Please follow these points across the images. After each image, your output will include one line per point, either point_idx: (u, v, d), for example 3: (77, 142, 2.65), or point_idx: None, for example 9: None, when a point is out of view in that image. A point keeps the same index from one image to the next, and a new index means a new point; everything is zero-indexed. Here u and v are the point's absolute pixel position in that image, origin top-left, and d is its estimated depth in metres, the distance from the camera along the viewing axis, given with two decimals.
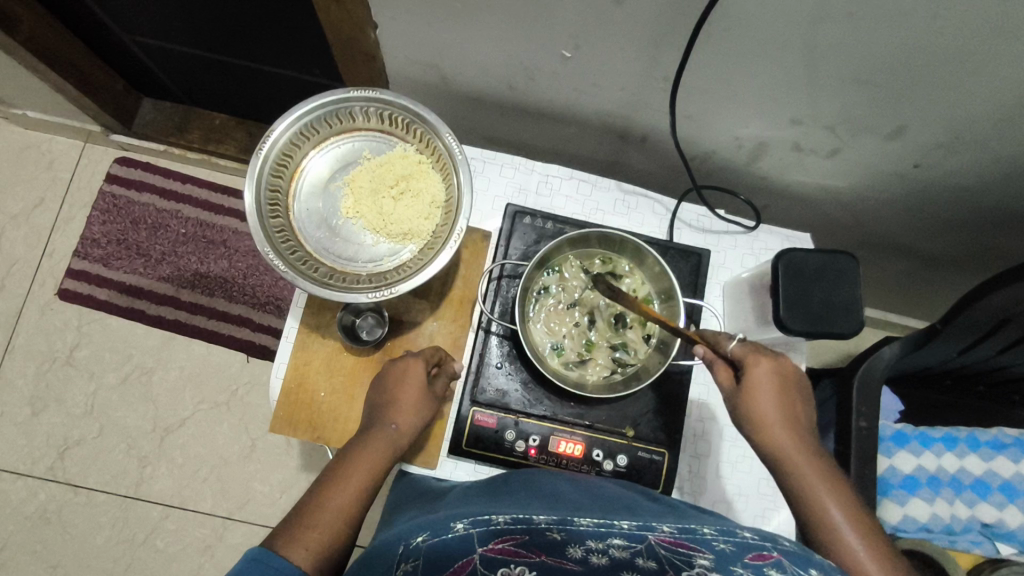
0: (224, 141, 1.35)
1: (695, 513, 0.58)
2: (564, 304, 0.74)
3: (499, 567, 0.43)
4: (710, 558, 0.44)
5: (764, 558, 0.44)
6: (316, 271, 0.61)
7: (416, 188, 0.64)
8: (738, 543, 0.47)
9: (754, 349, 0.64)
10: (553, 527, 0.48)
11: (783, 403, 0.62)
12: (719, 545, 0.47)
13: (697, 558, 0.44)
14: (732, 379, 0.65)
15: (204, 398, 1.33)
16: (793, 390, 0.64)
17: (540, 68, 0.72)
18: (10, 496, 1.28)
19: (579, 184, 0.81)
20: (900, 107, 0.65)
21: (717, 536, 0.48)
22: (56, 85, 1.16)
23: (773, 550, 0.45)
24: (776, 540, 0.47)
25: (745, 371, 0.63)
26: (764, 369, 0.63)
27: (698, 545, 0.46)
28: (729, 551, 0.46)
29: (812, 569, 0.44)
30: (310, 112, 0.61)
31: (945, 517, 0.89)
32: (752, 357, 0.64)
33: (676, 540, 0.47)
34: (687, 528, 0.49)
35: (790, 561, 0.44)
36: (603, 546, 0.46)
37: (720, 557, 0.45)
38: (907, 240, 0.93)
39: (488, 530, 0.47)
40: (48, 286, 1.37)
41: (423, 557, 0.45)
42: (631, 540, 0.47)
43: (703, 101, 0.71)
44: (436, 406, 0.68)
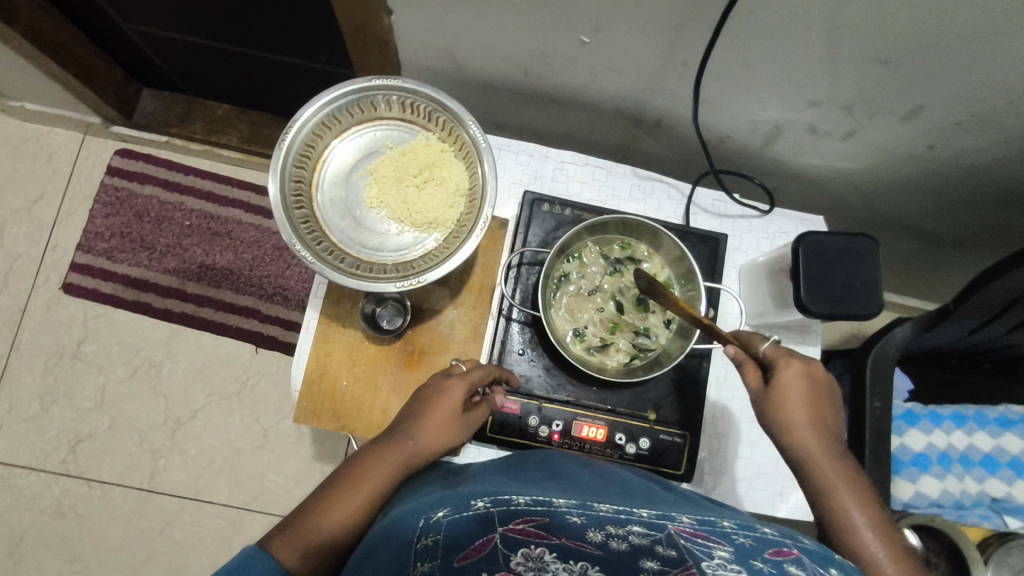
0: (227, 132, 1.34)
1: (714, 507, 0.58)
2: (584, 290, 0.74)
3: (518, 548, 0.43)
4: (729, 550, 0.44)
5: (784, 554, 0.43)
6: (343, 262, 0.61)
7: (440, 177, 0.64)
8: (758, 538, 0.46)
9: (786, 351, 0.63)
10: (573, 511, 0.48)
11: (812, 407, 0.61)
12: (739, 538, 0.46)
13: (716, 549, 0.44)
14: (761, 380, 0.64)
15: (214, 389, 1.33)
16: (822, 396, 0.62)
17: (557, 53, 0.72)
18: (23, 491, 1.28)
19: (594, 170, 0.81)
20: (918, 87, 0.65)
21: (737, 530, 0.48)
22: (56, 76, 1.14)
23: (794, 548, 0.45)
24: (796, 538, 0.47)
25: (775, 372, 0.62)
26: (794, 371, 0.62)
27: (718, 537, 0.46)
28: (749, 544, 0.45)
29: (830, 568, 0.44)
30: (332, 101, 0.60)
31: (955, 492, 0.91)
32: (784, 359, 0.62)
33: (694, 530, 0.47)
34: (707, 520, 0.49)
35: (811, 560, 0.44)
36: (622, 532, 0.46)
37: (740, 550, 0.44)
38: (915, 220, 0.94)
39: (506, 510, 0.48)
40: (53, 281, 1.36)
41: (442, 535, 0.47)
42: (651, 528, 0.47)
43: (721, 85, 0.71)
44: (472, 428, 0.65)
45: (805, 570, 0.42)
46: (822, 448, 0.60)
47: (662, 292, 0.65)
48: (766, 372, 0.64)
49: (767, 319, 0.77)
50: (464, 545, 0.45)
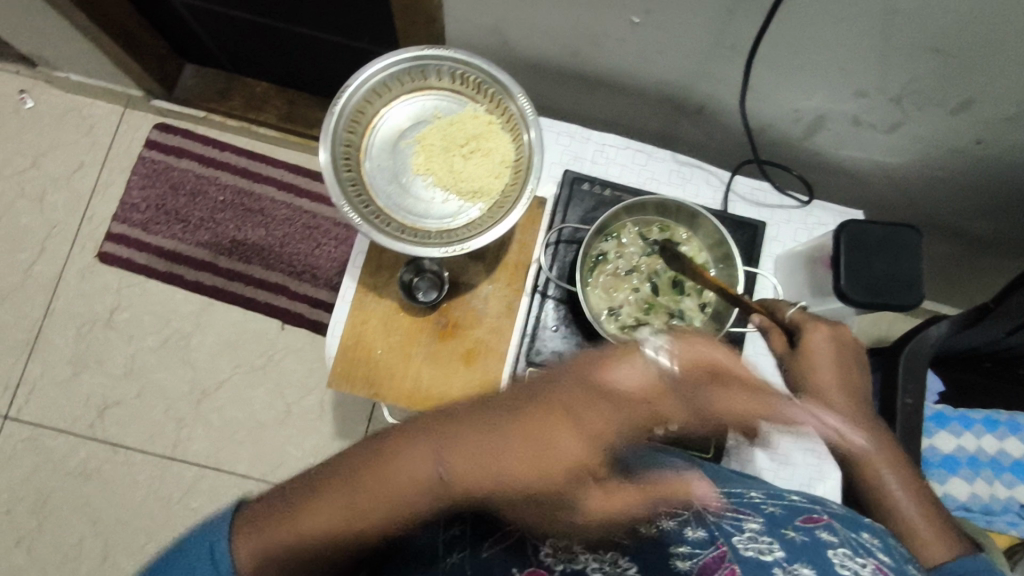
0: (265, 109, 1.38)
1: (734, 477, 0.63)
2: (621, 270, 0.74)
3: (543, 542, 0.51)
4: (760, 522, 0.53)
5: (814, 522, 0.54)
6: (389, 226, 0.62)
7: (487, 148, 0.65)
8: (784, 506, 0.56)
9: (813, 316, 0.65)
10: None
11: (840, 371, 0.64)
12: (768, 508, 0.56)
13: (747, 521, 0.54)
14: (786, 345, 0.66)
15: (240, 362, 1.35)
16: (849, 357, 0.65)
17: (604, 34, 0.72)
18: (51, 452, 1.31)
19: (634, 153, 0.81)
20: (970, 80, 0.64)
21: (765, 500, 0.57)
22: (105, 46, 1.16)
23: (821, 514, 0.55)
24: (823, 504, 0.58)
25: (802, 335, 0.64)
26: (820, 335, 0.64)
27: (747, 509, 0.55)
28: (778, 514, 0.55)
29: (859, 531, 0.54)
30: (385, 68, 0.61)
31: (984, 496, 0.90)
32: (813, 325, 0.65)
33: (725, 503, 0.56)
34: (737, 492, 0.58)
35: (838, 523, 0.55)
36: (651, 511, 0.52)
37: (771, 521, 0.54)
38: (952, 219, 0.93)
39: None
40: (88, 249, 1.38)
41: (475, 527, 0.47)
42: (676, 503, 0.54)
43: (768, 73, 0.71)
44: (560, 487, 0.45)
45: (834, 535, 0.52)
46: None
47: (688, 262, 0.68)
48: (791, 337, 0.66)
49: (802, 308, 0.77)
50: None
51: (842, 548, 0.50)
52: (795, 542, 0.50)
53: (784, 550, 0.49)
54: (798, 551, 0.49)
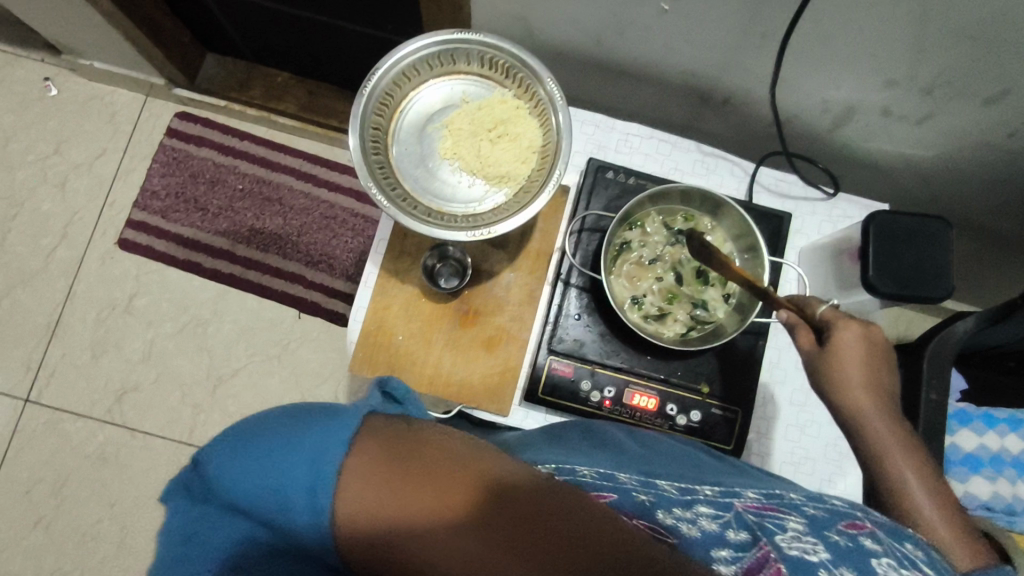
0: (284, 98, 1.37)
1: (762, 475, 0.59)
2: (645, 259, 0.74)
3: None
4: (803, 522, 0.47)
5: (858, 527, 0.47)
6: (416, 209, 0.62)
7: (514, 133, 0.65)
8: (828, 509, 0.49)
9: (845, 314, 0.61)
10: (641, 490, 0.49)
11: (869, 371, 0.60)
12: (809, 510, 0.49)
13: (788, 521, 0.47)
14: (814, 341, 0.62)
15: (256, 350, 1.36)
16: (880, 362, 0.60)
17: (633, 21, 0.71)
18: (70, 436, 1.32)
19: (658, 143, 0.81)
20: (1006, 71, 0.63)
21: (806, 502, 0.50)
22: (129, 34, 1.17)
23: (865, 520, 0.48)
24: (864, 509, 0.50)
25: (832, 333, 0.60)
26: (852, 335, 0.60)
27: (788, 510, 0.49)
28: (821, 517, 0.48)
29: (906, 542, 0.47)
30: (415, 52, 0.61)
31: (1007, 496, 0.89)
32: (852, 329, 0.60)
33: (762, 505, 0.49)
34: (773, 493, 0.51)
35: (884, 532, 0.47)
36: (691, 515, 0.47)
37: (813, 522, 0.47)
38: (979, 215, 0.92)
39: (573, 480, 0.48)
40: (109, 236, 1.40)
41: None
42: (718, 508, 0.49)
43: (798, 62, 0.70)
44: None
45: (881, 545, 0.45)
46: (882, 426, 0.60)
47: (714, 254, 0.64)
48: (821, 334, 0.62)
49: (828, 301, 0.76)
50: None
51: (887, 560, 0.44)
52: (841, 546, 0.44)
53: (829, 552, 0.44)
54: (843, 556, 0.43)
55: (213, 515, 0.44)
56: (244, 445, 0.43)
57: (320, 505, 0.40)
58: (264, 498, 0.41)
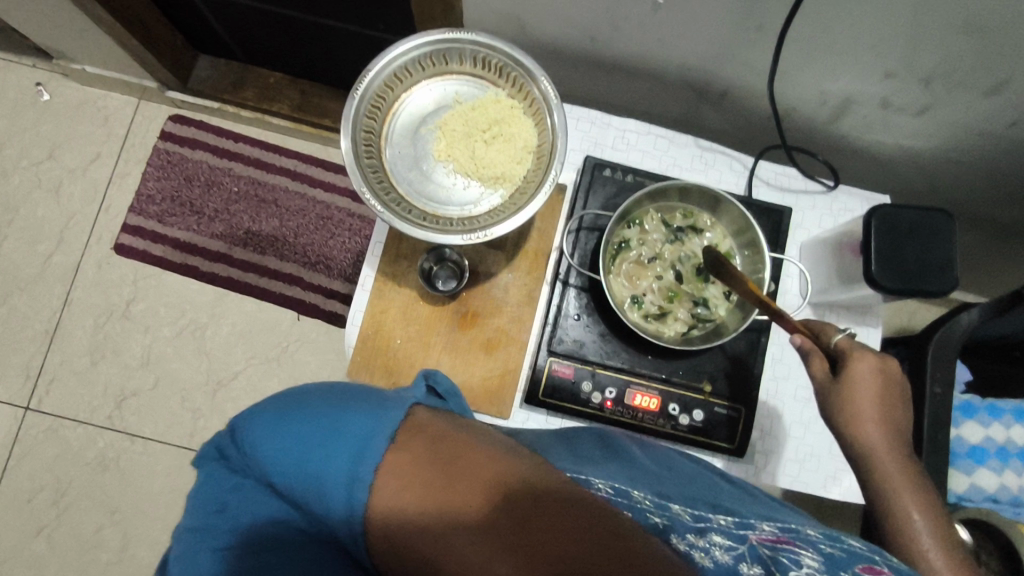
0: (279, 100, 1.36)
1: (774, 504, 0.58)
2: (644, 258, 0.73)
3: None
4: (818, 560, 0.45)
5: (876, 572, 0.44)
6: (410, 213, 0.61)
7: (509, 133, 0.64)
8: (846, 549, 0.47)
9: (861, 345, 0.61)
10: (655, 511, 0.48)
11: (882, 403, 0.60)
12: (826, 548, 0.47)
13: (804, 556, 0.46)
14: (827, 370, 0.61)
15: (255, 353, 1.35)
16: (892, 395, 0.60)
17: (626, 17, 0.70)
18: (71, 442, 1.32)
19: (656, 139, 0.80)
20: (1008, 60, 0.62)
21: (824, 540, 0.48)
22: (119, 38, 1.16)
23: (883, 565, 0.45)
24: (884, 555, 0.47)
25: (846, 362, 0.60)
26: (865, 362, 0.60)
27: (803, 544, 0.47)
28: (838, 556, 0.46)
29: None
30: (406, 53, 0.60)
31: (1014, 488, 0.88)
32: (868, 356, 0.60)
33: (778, 538, 0.48)
34: (789, 527, 0.50)
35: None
36: (704, 543, 0.47)
37: (830, 560, 0.45)
38: (980, 206, 0.91)
39: (591, 491, 0.47)
40: (105, 241, 1.39)
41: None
42: (732, 539, 0.48)
43: (795, 54, 0.69)
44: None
45: None
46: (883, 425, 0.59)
47: (730, 269, 0.63)
48: (834, 364, 0.61)
49: (830, 296, 0.75)
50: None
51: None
52: None
53: None
54: None
55: (245, 491, 0.49)
56: (279, 427, 0.47)
57: (355, 499, 0.42)
58: (292, 480, 0.45)
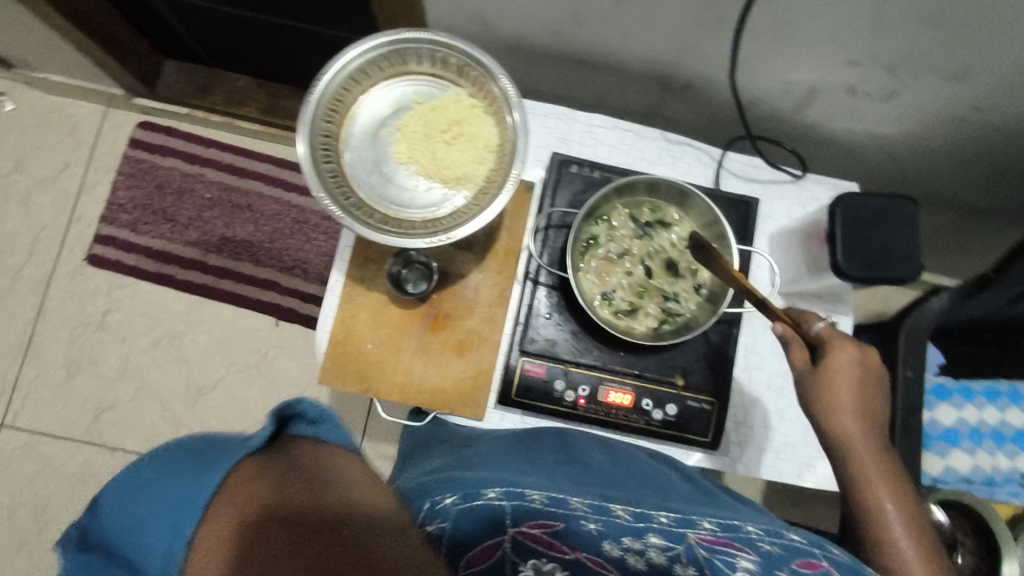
0: (246, 103, 1.35)
1: (724, 501, 0.58)
2: (613, 254, 0.73)
3: (529, 558, 0.45)
4: (755, 560, 0.47)
5: (813, 567, 0.48)
6: (372, 217, 0.61)
7: (470, 133, 0.64)
8: (785, 546, 0.49)
9: (842, 333, 0.61)
10: (591, 517, 0.48)
11: (857, 394, 0.60)
12: (766, 546, 0.49)
13: (741, 557, 0.47)
14: (808, 359, 0.61)
15: (234, 361, 1.34)
16: (871, 384, 0.61)
17: (588, 11, 0.70)
18: (49, 457, 1.30)
19: (623, 133, 0.79)
20: (968, 45, 0.62)
21: (764, 536, 0.50)
22: (80, 45, 1.13)
23: (822, 559, 0.49)
24: (825, 547, 0.50)
25: (826, 353, 0.60)
26: (847, 355, 0.59)
27: (743, 544, 0.49)
28: (777, 554, 0.48)
29: None
30: (362, 55, 0.59)
31: (986, 468, 0.89)
32: (839, 341, 0.60)
33: (718, 538, 0.49)
34: (731, 525, 0.51)
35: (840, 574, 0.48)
36: (640, 545, 0.48)
37: (767, 560, 0.48)
38: (949, 189, 0.92)
39: (522, 506, 0.48)
40: (77, 252, 1.37)
41: (449, 522, 0.46)
42: (669, 539, 0.48)
43: (759, 44, 0.69)
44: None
45: None
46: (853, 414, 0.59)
47: (712, 254, 0.63)
48: (815, 352, 0.61)
49: (799, 286, 0.74)
50: (474, 539, 0.45)
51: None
52: None
53: None
54: None
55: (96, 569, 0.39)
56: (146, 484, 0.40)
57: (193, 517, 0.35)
58: (126, 540, 0.37)
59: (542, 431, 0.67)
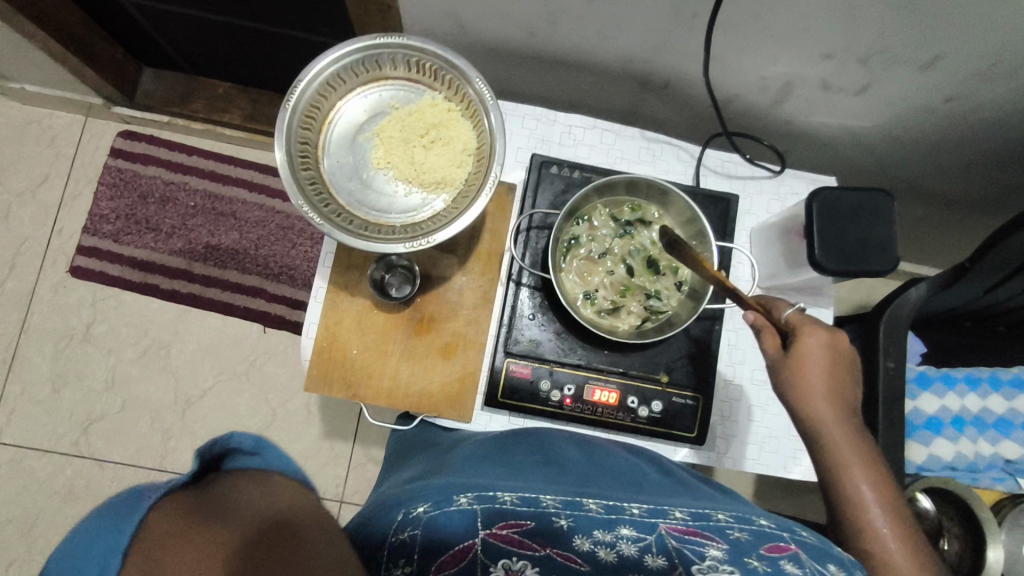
0: (229, 110, 1.32)
1: (701, 490, 0.60)
2: (594, 253, 0.74)
3: (500, 559, 0.46)
4: (724, 549, 0.48)
5: (780, 551, 0.48)
6: (351, 223, 0.61)
7: (447, 136, 0.64)
8: (754, 532, 0.50)
9: (810, 319, 0.62)
10: (562, 512, 0.50)
11: (830, 376, 0.61)
12: (734, 533, 0.50)
13: (710, 547, 0.48)
14: (779, 346, 0.62)
15: (223, 369, 1.33)
16: (843, 369, 0.62)
17: (563, 11, 0.70)
18: (37, 472, 1.28)
19: (603, 133, 0.80)
20: (937, 35, 0.63)
21: (734, 523, 0.51)
22: (56, 55, 1.12)
23: (790, 542, 0.49)
24: (794, 531, 0.51)
25: (796, 339, 0.61)
26: (813, 340, 0.61)
27: (713, 533, 0.49)
28: (744, 541, 0.49)
29: (829, 565, 0.48)
30: (337, 61, 0.59)
31: (969, 455, 0.90)
32: (812, 330, 0.61)
33: (688, 528, 0.50)
34: (702, 513, 0.52)
35: (807, 555, 0.48)
36: (611, 538, 0.49)
37: (735, 547, 0.48)
38: (927, 180, 0.93)
39: (492, 508, 0.49)
40: (59, 264, 1.35)
41: (420, 530, 0.47)
42: (640, 529, 0.49)
43: (732, 40, 0.69)
44: None
45: (802, 568, 0.46)
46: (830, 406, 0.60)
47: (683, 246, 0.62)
48: (786, 338, 0.62)
49: (779, 280, 0.76)
50: (445, 545, 0.46)
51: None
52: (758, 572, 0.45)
53: None
54: None
55: None
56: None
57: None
58: None
59: (527, 431, 0.67)
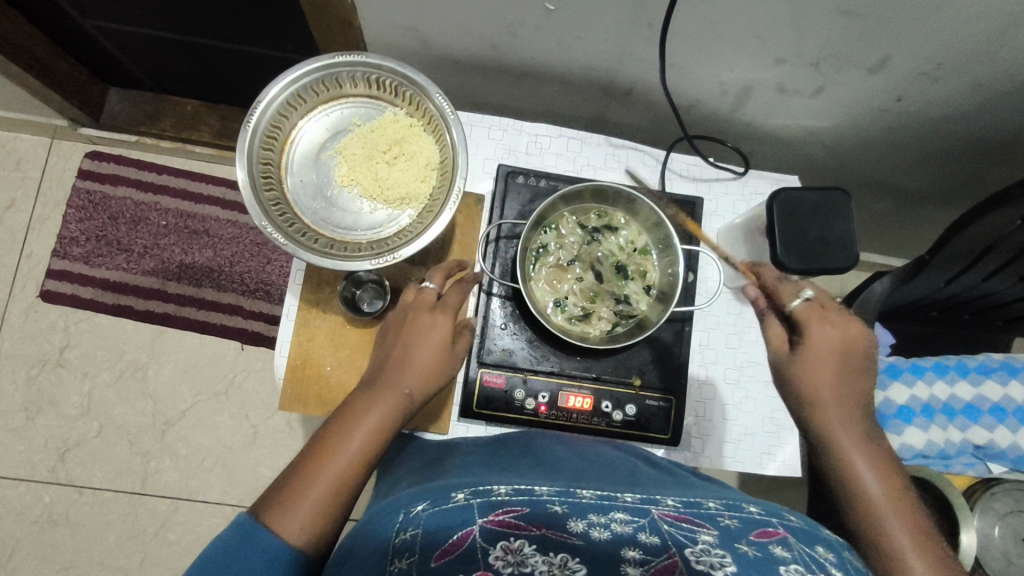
0: (198, 128, 1.30)
1: (690, 480, 0.61)
2: (563, 261, 0.75)
3: (498, 541, 0.43)
4: (714, 533, 0.47)
5: (768, 535, 0.47)
6: (316, 242, 0.61)
7: (410, 152, 0.64)
8: (743, 518, 0.50)
9: (819, 313, 0.61)
10: (556, 499, 0.49)
11: (841, 376, 0.59)
12: (724, 520, 0.49)
13: (701, 532, 0.47)
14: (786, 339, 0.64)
15: (202, 389, 1.32)
16: (854, 361, 0.60)
17: (522, 23, 0.70)
18: (13, 503, 1.26)
19: (568, 142, 0.80)
20: (885, 38, 0.64)
21: (723, 511, 0.51)
22: (17, 79, 1.10)
23: (779, 527, 0.49)
24: (781, 516, 0.51)
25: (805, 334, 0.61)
26: (822, 331, 0.60)
27: (703, 520, 0.49)
28: (734, 527, 0.48)
29: (817, 545, 0.47)
30: (295, 81, 0.59)
31: (940, 442, 0.92)
32: (819, 321, 0.61)
33: (679, 514, 0.49)
34: (692, 502, 0.52)
35: (796, 538, 0.48)
36: (605, 520, 0.47)
37: (725, 533, 0.47)
38: (887, 175, 0.95)
39: (488, 501, 0.48)
40: (30, 289, 1.33)
41: (421, 528, 0.46)
42: (634, 513, 0.49)
43: (691, 48, 0.70)
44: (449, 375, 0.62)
45: (790, 550, 0.45)
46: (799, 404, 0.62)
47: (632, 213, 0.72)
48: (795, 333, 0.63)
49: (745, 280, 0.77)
50: (443, 537, 0.44)
51: (795, 565, 0.44)
52: (749, 555, 0.44)
53: (736, 563, 0.43)
54: (750, 564, 0.43)
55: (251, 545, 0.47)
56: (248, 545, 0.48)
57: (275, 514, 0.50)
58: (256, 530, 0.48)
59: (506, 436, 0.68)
